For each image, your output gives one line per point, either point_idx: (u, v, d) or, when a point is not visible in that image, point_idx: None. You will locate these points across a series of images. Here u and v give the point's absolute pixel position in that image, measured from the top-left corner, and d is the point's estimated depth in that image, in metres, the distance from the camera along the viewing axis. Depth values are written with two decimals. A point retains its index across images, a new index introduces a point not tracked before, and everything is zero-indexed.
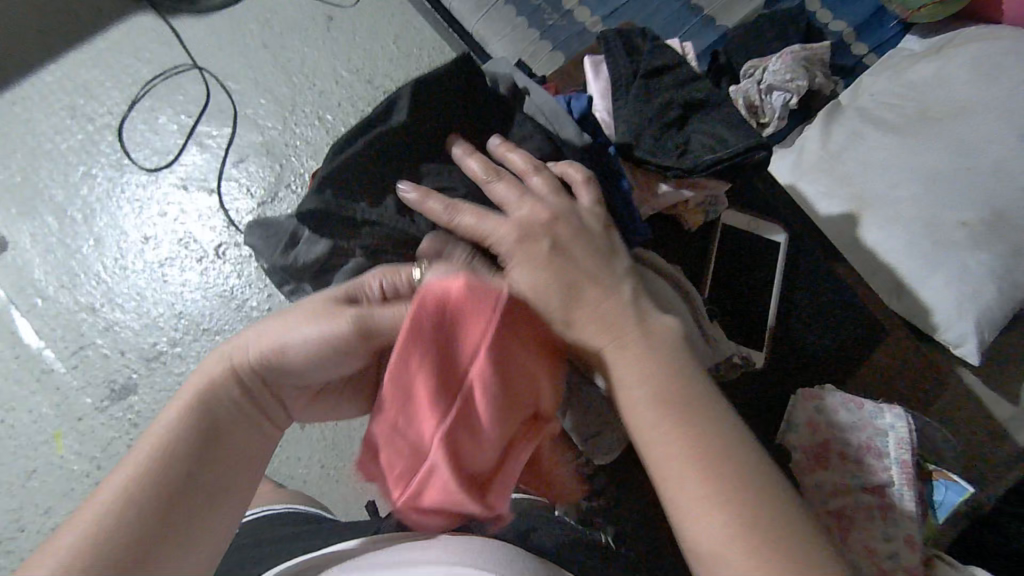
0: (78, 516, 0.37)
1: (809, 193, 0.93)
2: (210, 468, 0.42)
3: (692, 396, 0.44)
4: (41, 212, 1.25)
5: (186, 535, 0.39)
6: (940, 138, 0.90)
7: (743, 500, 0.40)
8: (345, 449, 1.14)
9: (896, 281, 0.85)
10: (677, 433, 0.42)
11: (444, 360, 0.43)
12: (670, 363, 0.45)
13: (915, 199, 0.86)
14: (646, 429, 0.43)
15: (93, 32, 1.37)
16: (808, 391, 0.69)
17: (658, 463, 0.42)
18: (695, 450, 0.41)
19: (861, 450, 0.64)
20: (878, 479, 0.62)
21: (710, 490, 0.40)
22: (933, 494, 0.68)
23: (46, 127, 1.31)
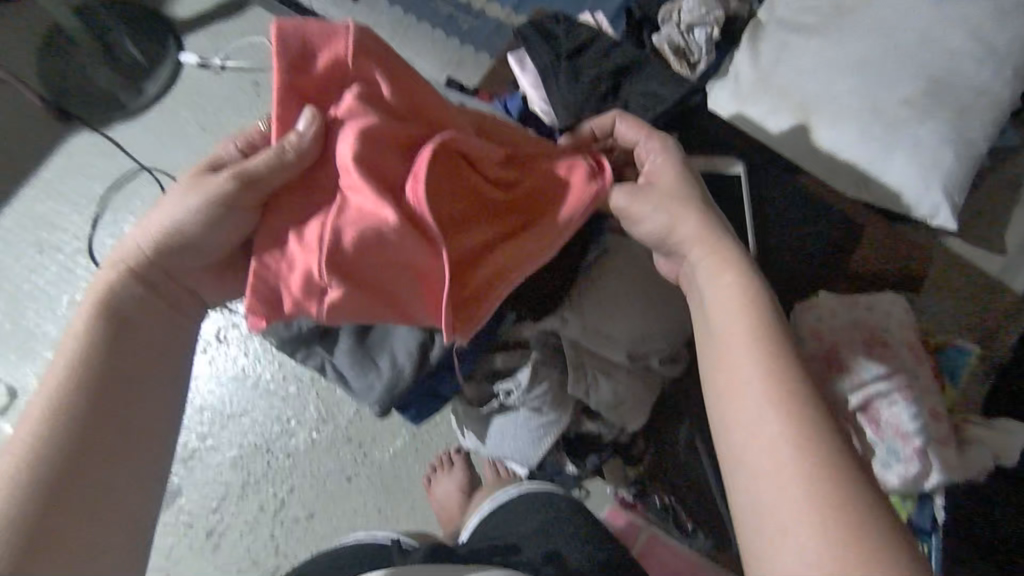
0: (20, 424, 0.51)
1: (754, 116, 0.94)
2: (134, 365, 0.56)
3: (775, 340, 0.50)
4: (40, 351, 1.27)
5: (124, 428, 0.53)
6: (862, 27, 0.92)
7: (801, 428, 0.46)
8: (397, 487, 1.18)
9: (859, 175, 0.87)
10: (759, 367, 0.49)
11: (303, 78, 0.54)
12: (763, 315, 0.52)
13: (853, 91, 0.89)
14: (739, 364, 0.51)
15: (35, 164, 1.38)
16: (804, 302, 0.70)
17: (736, 385, 0.50)
18: (773, 378, 0.49)
19: (870, 344, 0.67)
20: (888, 366, 0.66)
21: (782, 411, 0.47)
22: (946, 361, 0.77)
23: (18, 269, 1.33)
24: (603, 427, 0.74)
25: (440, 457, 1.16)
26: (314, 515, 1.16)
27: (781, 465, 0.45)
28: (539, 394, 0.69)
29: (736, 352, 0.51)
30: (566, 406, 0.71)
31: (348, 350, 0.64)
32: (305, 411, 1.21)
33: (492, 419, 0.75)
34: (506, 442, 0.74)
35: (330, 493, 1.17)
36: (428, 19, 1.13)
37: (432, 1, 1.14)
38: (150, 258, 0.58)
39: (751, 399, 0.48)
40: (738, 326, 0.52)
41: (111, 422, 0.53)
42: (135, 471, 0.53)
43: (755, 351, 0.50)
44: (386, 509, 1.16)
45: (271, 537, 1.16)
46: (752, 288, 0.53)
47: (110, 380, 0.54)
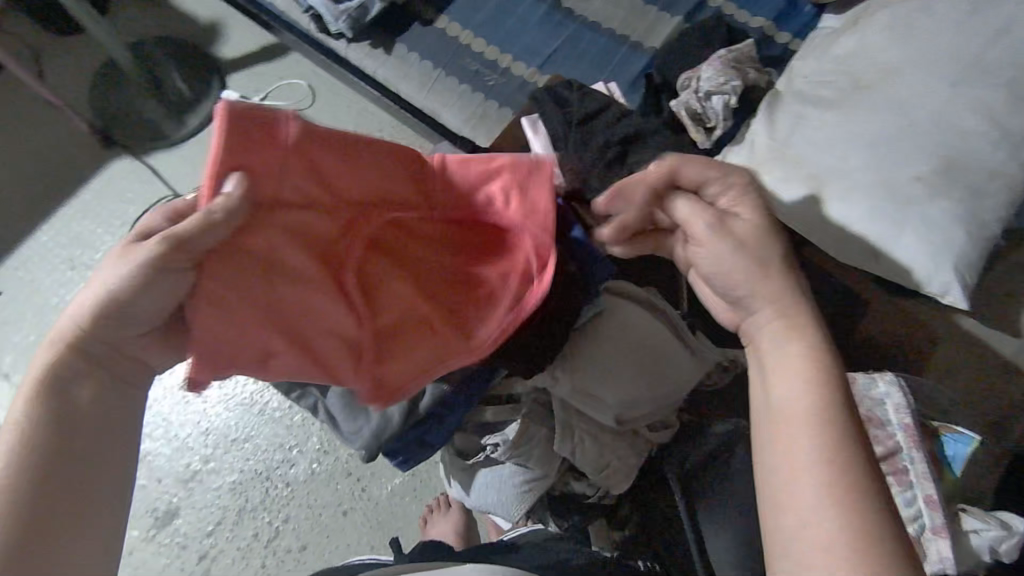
0: None
1: (768, 183, 0.96)
2: (75, 441, 0.49)
3: (826, 399, 0.51)
4: None
5: (83, 511, 0.48)
6: (875, 104, 0.94)
7: (848, 503, 0.47)
8: (391, 527, 1.17)
9: (870, 247, 0.87)
10: (807, 431, 0.50)
11: (253, 151, 0.51)
12: (823, 372, 0.52)
13: (865, 166, 0.90)
14: (789, 430, 0.51)
15: (76, 185, 1.45)
16: None
17: (788, 448, 0.51)
18: (825, 444, 0.49)
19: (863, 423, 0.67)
20: (885, 449, 0.66)
21: (831, 483, 0.48)
22: (944, 450, 0.73)
23: (49, 284, 1.38)
24: (587, 487, 0.75)
25: (437, 500, 1.15)
26: (307, 548, 1.15)
27: (826, 552, 0.46)
28: (526, 448, 0.69)
29: (789, 432, 0.51)
30: (552, 463, 0.72)
31: (341, 394, 0.65)
32: (307, 442, 1.22)
33: (478, 470, 0.75)
34: (492, 495, 0.74)
35: (324, 528, 1.16)
36: (456, 73, 1.18)
37: (461, 56, 1.20)
38: (88, 329, 0.52)
39: (799, 486, 0.49)
40: (802, 393, 0.52)
41: (65, 503, 0.47)
42: (101, 499, 0.49)
43: (814, 437, 0.50)
44: (379, 548, 1.15)
45: (261, 568, 1.14)
46: (821, 369, 0.53)
47: (65, 419, 0.50)
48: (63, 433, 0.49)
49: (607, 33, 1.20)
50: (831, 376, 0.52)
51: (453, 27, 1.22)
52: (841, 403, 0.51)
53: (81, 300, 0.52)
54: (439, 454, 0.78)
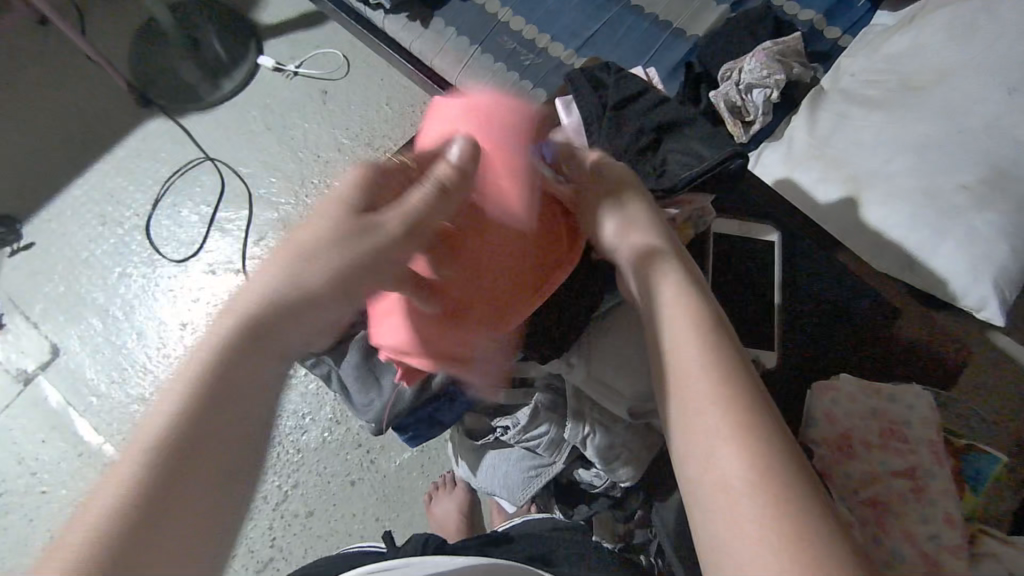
0: (84, 512, 0.36)
1: (803, 183, 0.93)
2: (224, 431, 0.41)
3: (725, 364, 0.47)
4: (87, 316, 1.35)
5: (215, 521, 0.39)
6: (924, 107, 0.90)
7: (767, 479, 0.41)
8: (398, 500, 1.18)
9: (906, 256, 0.84)
10: (717, 400, 0.46)
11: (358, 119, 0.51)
12: (718, 337, 0.49)
13: (909, 171, 0.87)
14: (695, 401, 0.46)
15: (112, 141, 1.48)
16: (821, 383, 0.69)
17: (693, 419, 0.46)
18: (731, 412, 0.45)
19: (885, 435, 0.65)
20: (906, 463, 0.63)
21: (746, 454, 0.43)
22: (967, 469, 0.70)
23: (81, 238, 1.41)
24: (596, 477, 0.72)
25: (442, 477, 1.16)
26: (313, 514, 1.17)
27: (729, 490, 0.42)
28: (533, 435, 0.69)
29: (683, 378, 0.48)
30: (561, 452, 0.70)
31: (356, 365, 0.66)
32: (320, 411, 1.23)
33: (486, 452, 0.78)
34: (496, 478, 0.77)
35: (332, 496, 1.18)
36: (492, 51, 1.16)
37: (498, 34, 1.18)
38: (265, 308, 0.46)
39: (704, 425, 0.45)
40: (704, 358, 0.48)
41: (186, 509, 0.38)
42: (225, 514, 0.40)
43: (707, 377, 0.47)
44: (383, 520, 1.17)
45: (268, 530, 1.16)
46: (699, 318, 0.50)
47: (218, 403, 0.41)
48: (214, 423, 0.41)
49: (649, 18, 1.17)
50: (711, 320, 0.50)
51: (492, 3, 1.20)
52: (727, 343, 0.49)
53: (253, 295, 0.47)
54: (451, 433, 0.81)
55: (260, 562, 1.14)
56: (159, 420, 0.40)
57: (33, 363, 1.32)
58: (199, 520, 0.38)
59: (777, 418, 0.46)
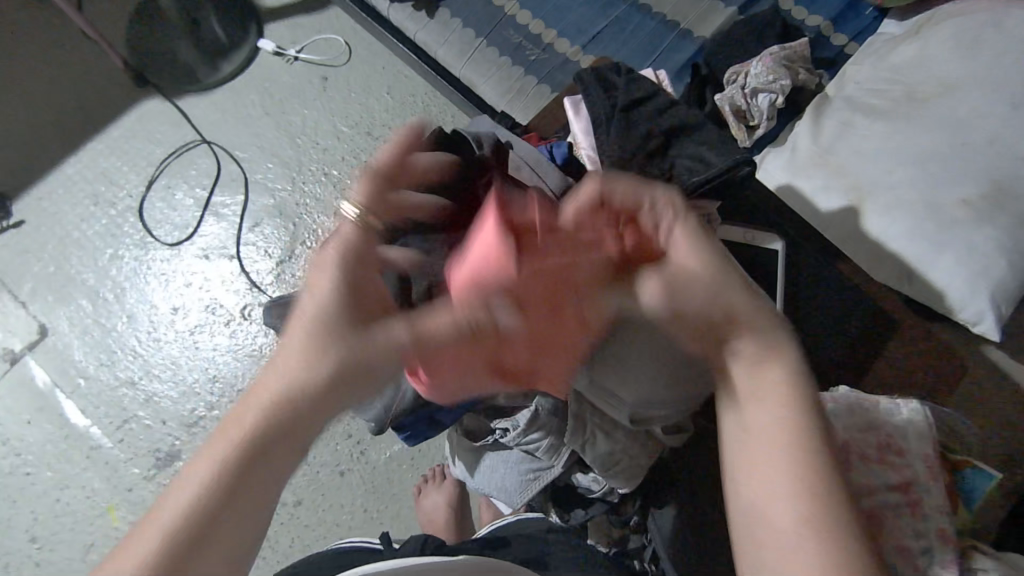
0: (143, 530, 0.44)
1: (805, 190, 0.93)
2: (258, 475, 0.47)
3: (798, 410, 0.50)
4: (76, 297, 1.33)
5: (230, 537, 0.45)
6: (928, 118, 0.90)
7: (823, 526, 0.46)
8: (386, 492, 1.18)
9: (904, 267, 0.84)
10: (784, 446, 0.49)
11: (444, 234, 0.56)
12: (786, 380, 0.51)
13: (911, 182, 0.87)
14: (764, 442, 0.50)
15: (106, 120, 1.45)
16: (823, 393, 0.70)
17: (762, 461, 0.50)
18: (801, 461, 0.48)
19: (883, 447, 0.65)
20: (901, 476, 0.64)
21: (808, 504, 0.47)
22: (964, 484, 0.70)
23: (72, 217, 1.39)
24: (593, 482, 0.73)
25: (432, 471, 1.16)
26: (301, 504, 1.16)
27: (790, 535, 0.47)
28: (532, 439, 0.69)
29: (767, 448, 0.49)
30: (560, 456, 0.70)
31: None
32: None
33: (484, 453, 0.78)
34: (495, 479, 0.76)
35: (321, 485, 1.18)
36: (497, 44, 1.15)
37: (504, 27, 1.16)
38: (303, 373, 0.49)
39: (774, 475, 0.49)
40: (776, 404, 0.50)
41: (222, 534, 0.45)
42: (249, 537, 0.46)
43: (780, 424, 0.50)
44: (371, 511, 1.16)
45: None
46: (795, 394, 0.50)
47: (237, 490, 0.46)
48: (231, 512, 0.45)
49: (657, 17, 1.16)
50: (811, 399, 0.50)
51: None
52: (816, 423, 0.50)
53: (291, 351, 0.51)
54: (450, 433, 0.80)
55: None
56: (207, 467, 0.46)
57: (21, 344, 1.30)
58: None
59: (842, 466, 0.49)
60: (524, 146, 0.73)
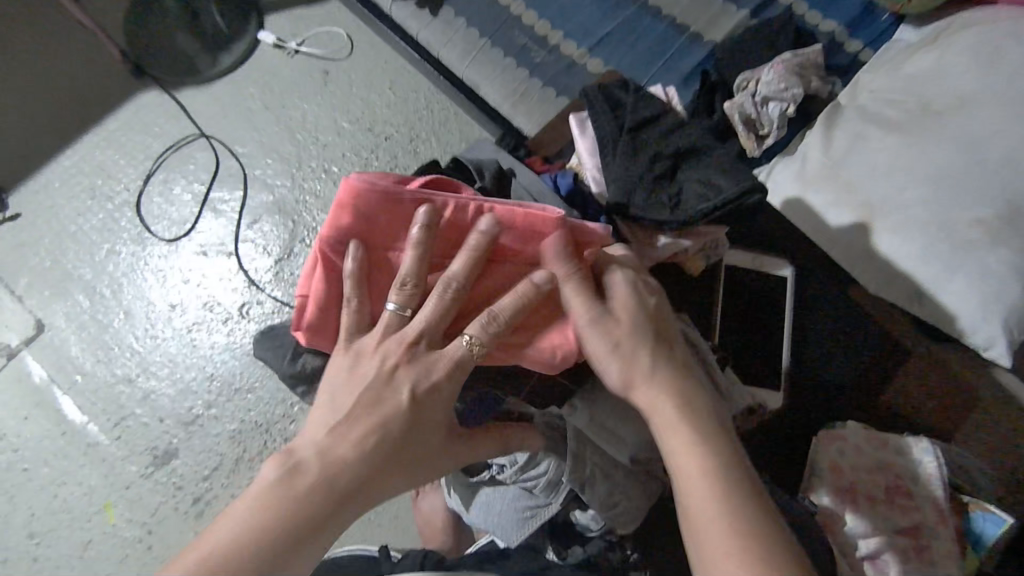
0: (218, 530, 0.49)
1: (815, 205, 0.91)
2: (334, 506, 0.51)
3: (705, 432, 0.53)
4: (73, 292, 1.32)
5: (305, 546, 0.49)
6: (944, 134, 0.87)
7: (753, 549, 0.48)
8: None
9: (915, 288, 0.83)
10: (700, 460, 0.51)
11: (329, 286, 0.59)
12: (696, 408, 0.54)
13: (925, 201, 0.84)
14: (684, 461, 0.52)
15: (104, 112, 1.43)
16: (829, 433, 0.75)
17: (683, 477, 0.52)
18: (717, 481, 0.50)
19: (889, 491, 0.70)
20: (910, 521, 0.68)
21: (731, 524, 0.49)
22: (970, 526, 0.71)
23: (68, 210, 1.37)
24: (592, 520, 0.72)
25: None
26: None
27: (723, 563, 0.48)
28: (532, 473, 0.70)
29: (688, 465, 0.52)
30: (558, 493, 0.70)
31: None
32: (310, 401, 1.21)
33: (480, 488, 0.77)
34: (489, 517, 0.75)
35: None
36: (502, 45, 1.12)
37: (510, 27, 1.14)
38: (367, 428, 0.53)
39: (694, 487, 0.51)
40: (686, 430, 0.53)
41: (299, 541, 0.49)
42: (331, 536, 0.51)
43: (695, 449, 0.52)
44: (370, 514, 1.15)
45: None
46: (709, 454, 0.52)
47: (315, 516, 0.50)
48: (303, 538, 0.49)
49: (666, 20, 1.13)
50: (715, 422, 0.54)
51: None
52: (737, 476, 0.51)
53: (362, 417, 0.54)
54: (444, 466, 0.80)
55: None
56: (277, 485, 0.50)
57: (18, 338, 1.29)
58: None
59: (756, 490, 0.51)
60: (525, 176, 0.71)
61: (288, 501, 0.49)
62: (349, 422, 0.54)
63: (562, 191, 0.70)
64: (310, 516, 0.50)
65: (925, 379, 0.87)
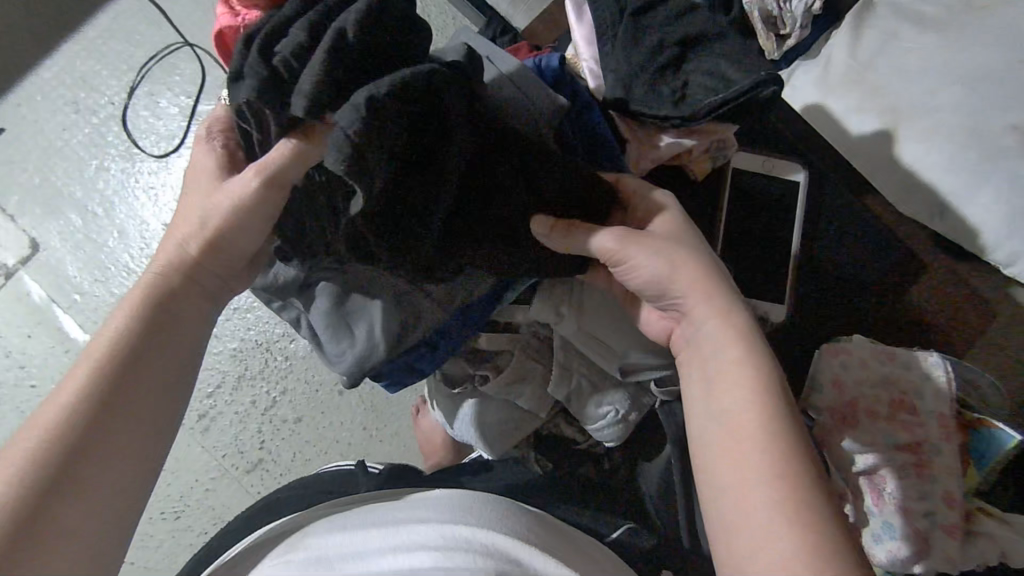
0: (13, 447, 0.46)
1: (835, 111, 0.85)
2: (137, 383, 0.50)
3: (760, 368, 0.50)
4: (65, 210, 1.28)
5: (119, 430, 0.48)
6: (987, 32, 0.78)
7: (789, 487, 0.44)
8: (386, 412, 1.15)
9: (937, 201, 0.78)
10: (748, 395, 0.48)
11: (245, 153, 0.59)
12: (753, 344, 0.51)
13: (959, 105, 0.77)
14: (730, 394, 0.49)
15: (81, 18, 1.33)
16: (831, 347, 0.73)
17: (727, 412, 0.49)
18: (762, 418, 0.47)
19: (892, 408, 0.68)
20: (911, 437, 0.66)
21: (769, 460, 0.45)
22: (974, 446, 0.69)
23: (53, 125, 1.31)
24: (576, 432, 0.79)
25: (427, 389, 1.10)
26: (302, 421, 1.13)
27: (750, 495, 0.45)
28: (516, 387, 0.70)
29: (733, 399, 0.49)
30: (544, 404, 0.72)
31: (324, 313, 0.62)
32: None
33: (464, 400, 0.74)
34: (473, 429, 0.73)
35: (320, 405, 1.14)
36: None
37: None
38: (154, 301, 0.54)
39: (737, 420, 0.48)
40: (739, 364, 0.50)
41: (113, 425, 0.48)
42: (151, 420, 0.50)
43: (744, 383, 0.49)
44: (371, 430, 1.14)
45: (257, 433, 1.14)
46: (761, 372, 0.49)
47: (123, 393, 0.49)
48: (115, 417, 0.49)
49: None
50: (772, 362, 0.50)
51: None
52: (784, 399, 0.48)
53: (151, 287, 0.54)
54: (429, 380, 0.77)
55: (250, 463, 1.12)
56: (79, 379, 0.49)
57: (13, 258, 1.27)
58: (106, 502, 0.47)
59: (805, 435, 0.47)
60: (502, 55, 0.60)
61: (100, 371, 0.49)
62: (138, 300, 0.54)
63: (548, 76, 0.62)
64: (113, 382, 0.49)
65: (941, 298, 0.83)
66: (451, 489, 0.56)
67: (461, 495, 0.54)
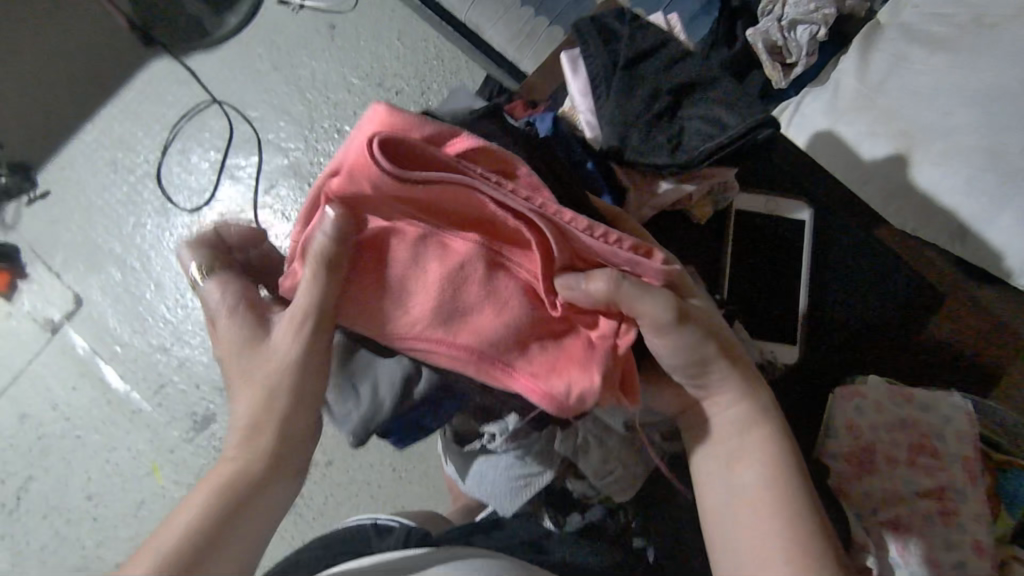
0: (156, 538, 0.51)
1: (847, 137, 0.84)
2: (257, 488, 0.55)
3: (775, 450, 0.57)
4: (105, 265, 1.35)
5: (241, 530, 0.53)
6: (1002, 51, 0.76)
7: (806, 554, 0.51)
8: (412, 452, 1.15)
9: (958, 226, 0.77)
10: (766, 475, 0.56)
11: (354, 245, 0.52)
12: (770, 428, 0.58)
13: (976, 126, 0.75)
14: (749, 472, 0.57)
15: (119, 83, 1.42)
16: (846, 389, 0.73)
17: (749, 487, 0.56)
18: (778, 494, 0.55)
19: (911, 453, 0.69)
20: (935, 483, 0.67)
21: (787, 530, 0.53)
22: (1005, 488, 0.69)
23: (94, 185, 1.39)
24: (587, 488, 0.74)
25: None
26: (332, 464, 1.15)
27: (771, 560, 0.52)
28: (522, 443, 0.67)
29: (753, 475, 0.56)
30: (553, 461, 0.70)
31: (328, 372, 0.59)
32: None
33: (475, 457, 0.74)
34: (484, 484, 0.73)
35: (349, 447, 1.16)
36: None
37: None
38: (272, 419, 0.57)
39: (756, 494, 0.55)
40: (754, 443, 0.58)
41: (240, 523, 0.53)
42: (260, 520, 0.55)
43: (762, 462, 0.57)
44: (399, 471, 1.14)
45: None
46: (774, 451, 0.57)
47: (248, 496, 0.54)
48: (242, 520, 0.53)
49: None
50: (789, 446, 0.58)
51: None
52: (799, 479, 0.56)
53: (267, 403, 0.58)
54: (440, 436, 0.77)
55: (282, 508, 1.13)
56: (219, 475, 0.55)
57: (58, 313, 1.33)
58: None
59: (817, 507, 0.55)
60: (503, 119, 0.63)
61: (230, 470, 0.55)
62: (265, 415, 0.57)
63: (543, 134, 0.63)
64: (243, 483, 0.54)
65: (965, 328, 0.82)
66: (462, 556, 0.58)
67: (480, 563, 0.55)
